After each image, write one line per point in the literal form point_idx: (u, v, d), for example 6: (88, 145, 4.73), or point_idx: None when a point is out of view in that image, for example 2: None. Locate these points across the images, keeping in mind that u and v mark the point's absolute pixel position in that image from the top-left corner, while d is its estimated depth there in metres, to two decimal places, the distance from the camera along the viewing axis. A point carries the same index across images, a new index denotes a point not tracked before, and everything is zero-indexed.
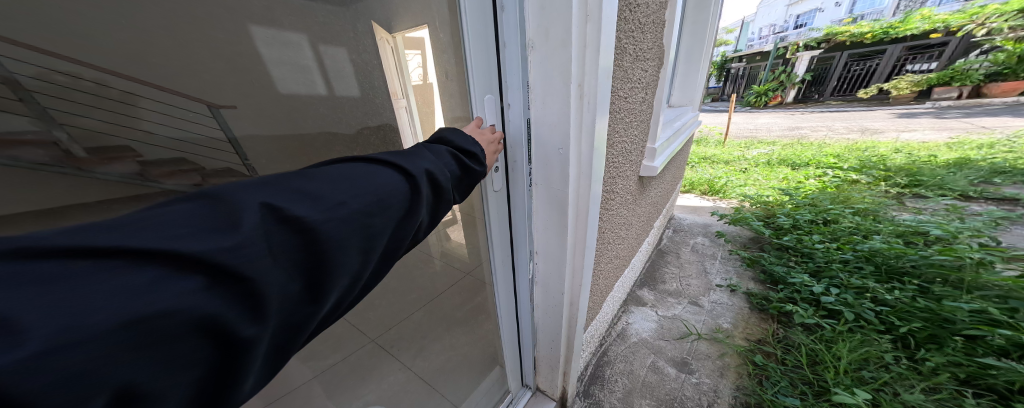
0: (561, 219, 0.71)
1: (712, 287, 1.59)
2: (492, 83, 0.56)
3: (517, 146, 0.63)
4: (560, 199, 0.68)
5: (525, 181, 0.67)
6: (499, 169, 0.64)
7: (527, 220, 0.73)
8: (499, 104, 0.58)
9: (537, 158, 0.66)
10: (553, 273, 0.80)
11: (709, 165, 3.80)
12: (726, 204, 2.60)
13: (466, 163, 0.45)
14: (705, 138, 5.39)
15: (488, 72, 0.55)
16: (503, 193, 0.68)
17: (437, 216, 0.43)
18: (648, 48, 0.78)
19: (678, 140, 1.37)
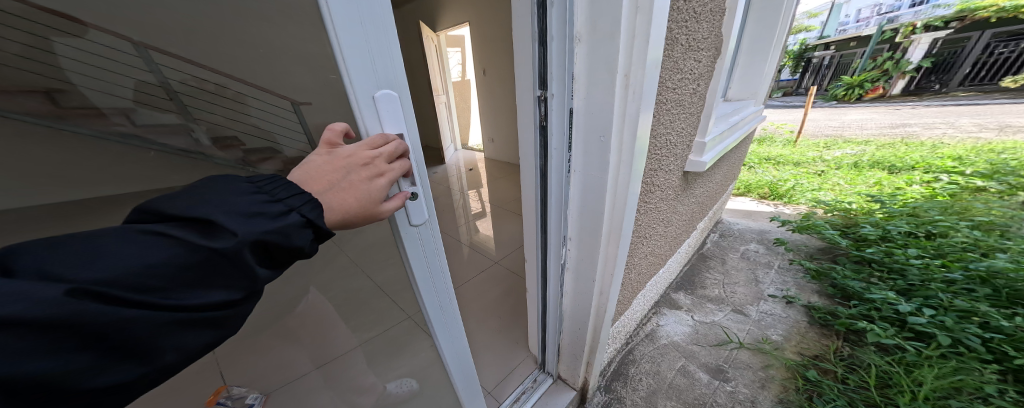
0: (596, 207, 0.70)
1: (762, 296, 1.42)
2: (537, 76, 0.59)
3: (557, 133, 0.64)
4: (597, 186, 0.67)
5: (564, 168, 0.68)
6: (538, 154, 0.68)
7: (561, 206, 0.74)
8: (542, 93, 0.61)
9: (577, 146, 0.66)
10: (586, 260, 0.79)
11: (774, 166, 3.36)
12: (791, 210, 2.28)
13: (186, 243, 0.25)
14: (773, 136, 4.77)
15: (531, 64, 0.59)
16: (540, 179, 0.71)
17: (135, 349, 0.24)
18: (702, 38, 0.72)
19: (733, 137, 1.24)
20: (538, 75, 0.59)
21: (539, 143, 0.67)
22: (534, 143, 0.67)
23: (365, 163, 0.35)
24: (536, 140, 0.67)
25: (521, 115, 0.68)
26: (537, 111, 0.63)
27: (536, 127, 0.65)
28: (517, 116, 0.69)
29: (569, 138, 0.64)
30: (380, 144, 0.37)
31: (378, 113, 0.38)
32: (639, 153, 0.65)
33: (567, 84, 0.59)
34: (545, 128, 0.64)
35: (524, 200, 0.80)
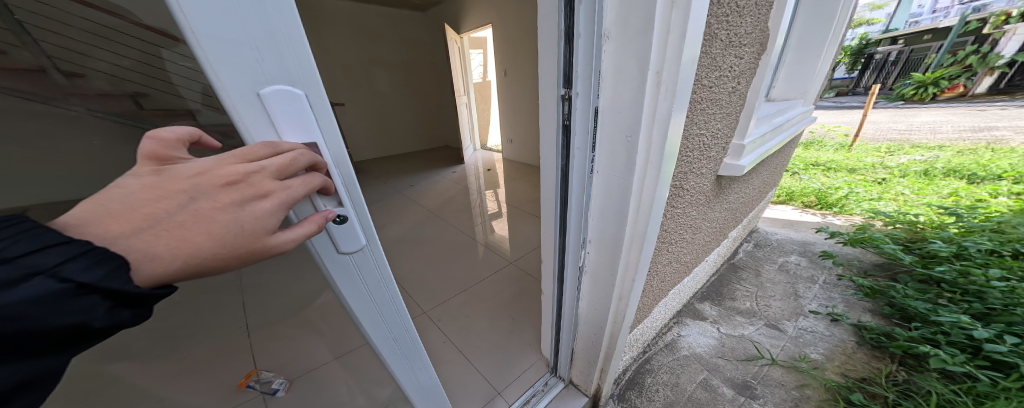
0: (619, 209, 0.68)
1: (802, 312, 1.31)
2: (561, 76, 0.60)
3: (579, 133, 0.64)
4: (621, 188, 0.65)
5: (586, 169, 0.67)
6: (559, 154, 0.68)
7: (581, 208, 0.73)
8: (566, 92, 0.61)
9: (601, 147, 0.64)
10: (606, 264, 0.77)
11: (823, 172, 3.08)
12: (842, 221, 2.07)
13: None
14: (823, 139, 4.37)
15: (557, 63, 0.59)
16: (560, 179, 0.72)
17: None
18: (745, 33, 0.66)
19: (776, 140, 1.14)
20: (563, 74, 0.59)
21: (561, 143, 0.67)
22: (557, 143, 0.67)
23: (226, 182, 0.33)
24: (558, 140, 0.67)
25: (544, 114, 0.69)
26: (560, 111, 0.63)
27: (558, 127, 0.65)
28: (541, 116, 0.70)
29: (592, 139, 0.63)
30: (253, 155, 0.35)
31: (268, 110, 0.36)
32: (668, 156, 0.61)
33: (593, 83, 0.58)
34: (567, 128, 0.64)
35: (544, 199, 0.81)
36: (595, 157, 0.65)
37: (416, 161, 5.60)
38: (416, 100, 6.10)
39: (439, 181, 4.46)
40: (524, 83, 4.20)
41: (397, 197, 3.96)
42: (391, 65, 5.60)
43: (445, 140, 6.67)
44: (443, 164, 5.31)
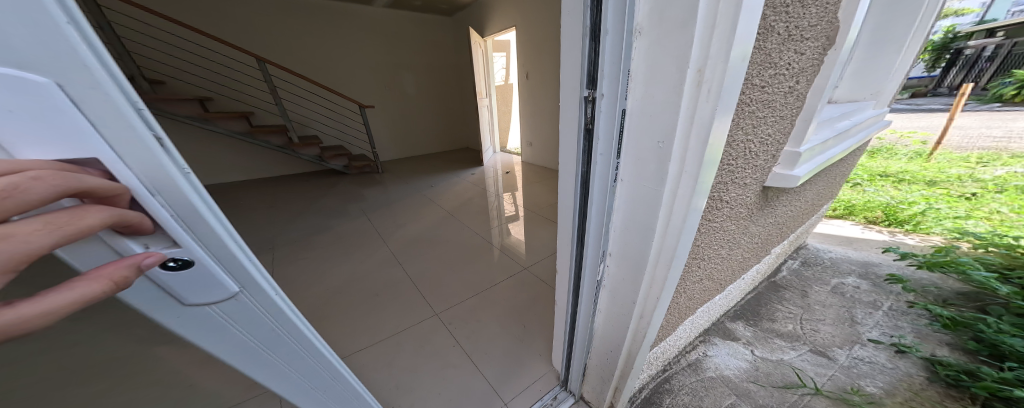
0: (645, 222, 0.64)
1: (857, 340, 1.16)
2: (586, 75, 0.57)
3: (604, 139, 0.61)
4: (648, 199, 0.61)
5: (609, 176, 0.64)
6: (580, 159, 0.66)
7: (602, 216, 0.70)
8: (589, 94, 0.58)
9: (627, 153, 0.60)
10: (632, 275, 0.73)
11: (894, 185, 2.77)
12: (916, 241, 1.84)
13: None
14: (891, 148, 3.91)
15: (580, 63, 0.57)
16: (580, 184, 0.70)
17: None
18: (809, 25, 0.58)
19: (839, 148, 1.02)
20: (588, 75, 0.57)
21: (584, 148, 0.65)
22: (577, 146, 0.65)
23: None
24: (579, 144, 0.65)
25: (565, 116, 0.67)
26: (582, 114, 0.61)
27: (579, 130, 0.63)
28: (561, 118, 0.69)
29: (617, 144, 0.60)
30: None
31: None
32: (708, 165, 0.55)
33: (621, 84, 0.54)
34: (589, 131, 0.62)
35: (564, 203, 0.80)
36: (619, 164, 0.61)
37: (441, 161, 5.75)
38: (442, 102, 6.25)
39: (462, 182, 4.54)
40: (548, 85, 4.14)
41: (421, 197, 4.07)
42: (419, 69, 5.77)
43: (470, 141, 6.78)
44: (467, 165, 5.40)
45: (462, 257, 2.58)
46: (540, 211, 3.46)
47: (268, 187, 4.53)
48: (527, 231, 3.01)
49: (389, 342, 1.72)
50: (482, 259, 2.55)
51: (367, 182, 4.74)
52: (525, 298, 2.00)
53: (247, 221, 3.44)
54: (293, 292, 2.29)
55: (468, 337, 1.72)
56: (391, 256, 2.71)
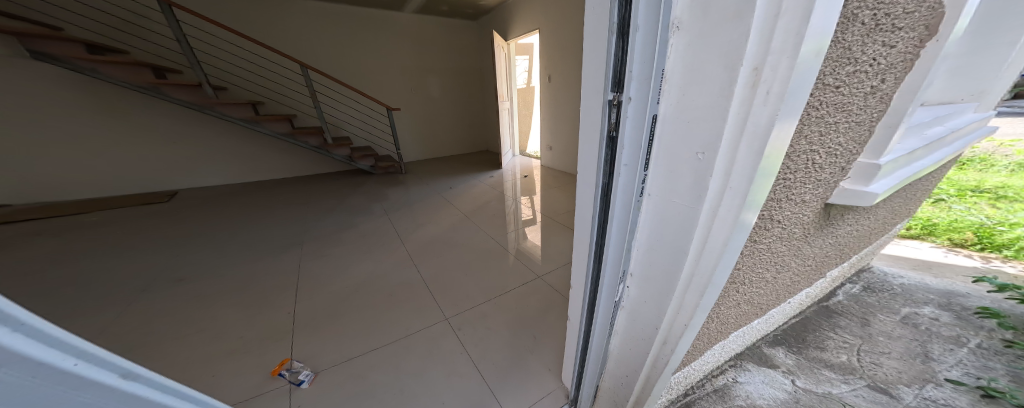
0: (673, 241, 0.60)
1: (929, 380, 1.00)
2: (611, 78, 0.54)
3: (627, 148, 0.58)
4: (680, 215, 0.56)
5: (635, 189, 0.61)
6: (603, 167, 0.64)
7: (624, 229, 0.69)
8: (614, 97, 0.55)
9: (656, 163, 0.55)
10: (650, 290, 0.73)
11: (995, 203, 2.45)
12: (1012, 268, 1.64)
13: None
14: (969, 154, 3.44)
15: (606, 64, 0.54)
16: (601, 195, 0.68)
17: None
18: (906, 12, 0.48)
19: (924, 162, 0.87)
20: (614, 78, 0.54)
21: (608, 156, 0.62)
22: (599, 153, 0.63)
23: None
24: (602, 151, 0.62)
25: (587, 122, 0.65)
26: (606, 119, 0.58)
27: (602, 137, 0.61)
28: (582, 123, 0.66)
29: (646, 153, 0.56)
30: None
31: None
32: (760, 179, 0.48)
33: (652, 87, 0.50)
34: (613, 138, 0.59)
35: (584, 211, 0.79)
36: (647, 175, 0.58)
37: (462, 163, 5.81)
38: (464, 105, 6.33)
39: (481, 184, 4.56)
40: (570, 88, 4.06)
41: (440, 198, 4.12)
42: (443, 72, 5.88)
43: (490, 143, 6.80)
44: (487, 167, 5.42)
45: (478, 262, 2.66)
46: (557, 217, 3.40)
47: (300, 185, 4.79)
48: (544, 237, 3.03)
49: (402, 344, 1.87)
50: (500, 265, 2.62)
51: (390, 182, 4.89)
52: (532, 309, 2.12)
53: (279, 217, 3.64)
54: (317, 287, 2.39)
55: (476, 344, 1.84)
56: (409, 257, 2.77)
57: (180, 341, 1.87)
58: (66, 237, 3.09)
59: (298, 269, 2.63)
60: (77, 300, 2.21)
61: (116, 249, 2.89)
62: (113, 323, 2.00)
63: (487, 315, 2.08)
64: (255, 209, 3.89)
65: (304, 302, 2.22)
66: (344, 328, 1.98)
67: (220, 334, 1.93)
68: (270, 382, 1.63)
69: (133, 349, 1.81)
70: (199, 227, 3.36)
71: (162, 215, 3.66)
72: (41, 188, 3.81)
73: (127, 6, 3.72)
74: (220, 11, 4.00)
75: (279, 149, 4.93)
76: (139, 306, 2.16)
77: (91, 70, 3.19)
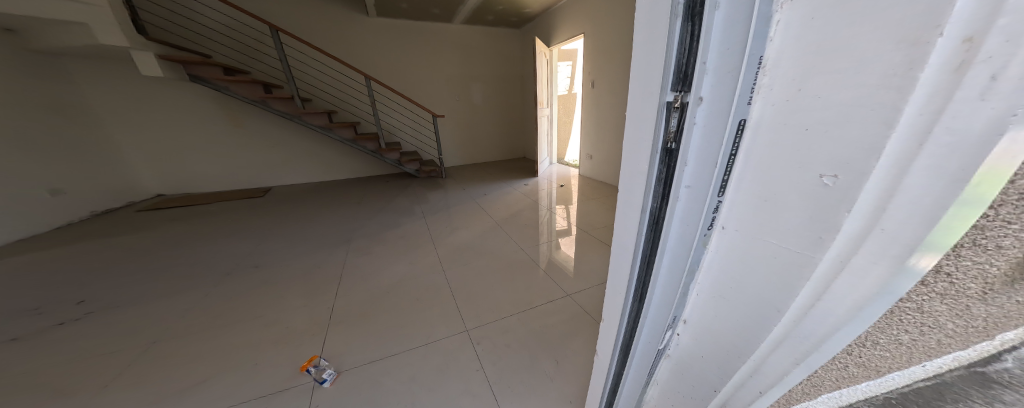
0: (756, 291, 0.45)
1: None
2: (672, 73, 0.42)
3: (692, 165, 0.45)
4: (770, 257, 0.41)
5: (703, 219, 0.47)
6: (654, 190, 0.50)
7: (681, 267, 0.54)
8: (675, 96, 0.43)
9: (742, 182, 0.41)
10: (710, 344, 0.58)
11: None
12: None
13: None
14: None
15: (665, 57, 0.42)
16: (649, 224, 0.54)
17: None
18: None
19: None
20: (677, 73, 0.42)
21: (664, 173, 0.48)
22: (650, 170, 0.50)
23: None
24: (654, 169, 0.49)
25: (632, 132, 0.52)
26: (662, 127, 0.45)
27: (655, 150, 0.48)
28: (626, 133, 0.53)
29: (721, 171, 0.42)
30: None
31: None
32: (939, 236, 0.26)
33: (740, 83, 0.37)
34: (671, 151, 0.46)
35: (623, 239, 0.65)
36: (723, 202, 0.44)
37: (498, 169, 5.80)
38: (504, 111, 6.35)
39: (515, 192, 4.47)
40: (615, 93, 3.84)
41: (474, 204, 4.12)
42: (486, 80, 5.97)
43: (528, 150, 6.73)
44: (524, 175, 5.33)
45: (506, 273, 2.55)
46: (593, 231, 3.17)
47: (349, 185, 5.13)
48: (578, 251, 2.83)
49: (419, 352, 1.82)
50: (530, 278, 2.48)
51: (431, 185, 5.02)
52: (557, 332, 1.94)
53: (331, 215, 3.90)
54: (355, 285, 2.46)
55: (495, 362, 1.73)
56: (438, 262, 2.76)
57: (238, 325, 2.03)
58: (173, 222, 3.63)
59: (342, 265, 2.75)
60: (168, 279, 2.53)
61: (203, 236, 3.29)
62: (193, 303, 2.24)
63: (510, 330, 1.96)
64: (310, 205, 4.23)
65: (342, 299, 2.29)
66: (369, 328, 2.00)
67: (270, 322, 2.06)
68: (297, 377, 1.68)
69: (204, 328, 2.00)
70: (265, 220, 3.72)
71: (235, 207, 4.13)
72: (168, 181, 4.57)
73: (249, 33, 4.35)
74: (299, 29, 4.51)
75: (337, 153, 5.33)
76: (215, 288, 2.41)
77: (225, 89, 3.86)
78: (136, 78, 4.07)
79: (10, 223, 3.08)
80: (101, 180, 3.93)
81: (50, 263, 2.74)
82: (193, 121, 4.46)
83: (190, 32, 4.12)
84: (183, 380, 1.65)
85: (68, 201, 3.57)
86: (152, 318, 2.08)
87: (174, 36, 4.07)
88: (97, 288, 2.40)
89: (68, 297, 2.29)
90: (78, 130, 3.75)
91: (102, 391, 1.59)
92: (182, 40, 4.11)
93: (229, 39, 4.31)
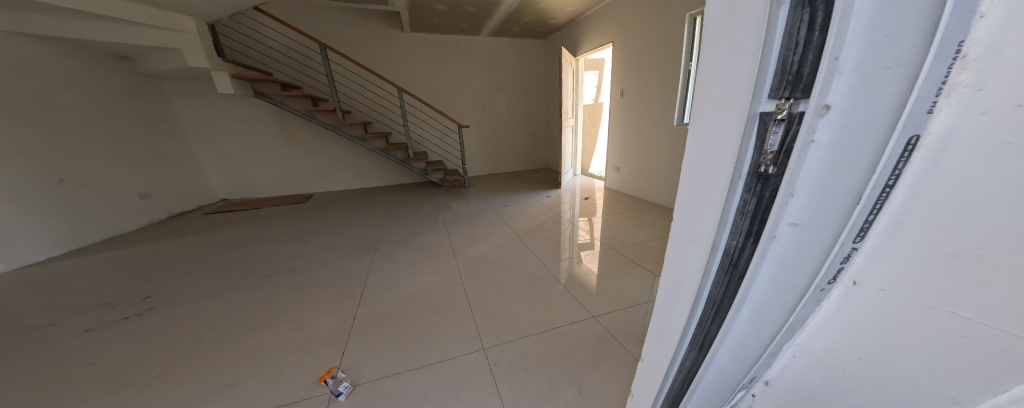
0: (923, 328, 0.38)
1: None
2: (771, 83, 0.40)
3: (818, 182, 0.40)
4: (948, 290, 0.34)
5: (839, 244, 0.42)
6: (749, 207, 0.47)
7: (776, 304, 0.50)
8: (779, 104, 0.40)
9: (907, 202, 0.35)
10: (823, 404, 0.51)
11: None
12: None
13: None
14: None
15: (767, 64, 0.40)
16: (740, 246, 0.50)
17: None
18: None
19: None
20: (776, 80, 0.40)
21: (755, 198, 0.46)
22: (730, 195, 0.48)
23: None
24: (738, 193, 0.47)
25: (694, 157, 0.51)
26: (754, 146, 0.44)
27: (740, 175, 0.46)
28: (690, 156, 0.52)
29: (864, 205, 0.38)
30: None
31: None
32: None
33: (901, 87, 0.32)
34: (766, 173, 0.43)
35: (675, 275, 0.62)
36: (861, 246, 0.40)
37: (521, 180, 5.73)
38: (527, 121, 6.32)
39: (538, 204, 4.37)
40: (647, 103, 3.69)
41: (496, 215, 4.05)
42: (511, 90, 6.00)
43: (551, 160, 6.63)
44: (547, 186, 5.21)
45: (529, 288, 2.44)
46: (621, 248, 2.98)
47: (377, 193, 5.27)
48: (605, 268, 2.67)
49: (432, 370, 1.73)
50: (550, 294, 2.37)
51: (455, 194, 5.04)
52: (578, 359, 1.77)
53: (359, 222, 3.98)
54: (380, 293, 2.45)
55: (512, 386, 1.61)
56: (459, 274, 2.70)
57: (270, 329, 2.05)
58: (227, 224, 3.87)
59: (367, 272, 2.75)
60: (212, 279, 2.65)
61: (244, 239, 3.45)
62: (234, 304, 2.31)
63: (527, 351, 1.83)
64: (338, 212, 4.35)
65: (365, 307, 2.27)
66: (391, 338, 1.96)
67: (299, 327, 2.07)
68: (316, 387, 1.64)
69: (241, 330, 2.04)
70: (298, 225, 3.86)
71: (274, 212, 4.34)
72: (233, 187, 4.90)
73: (305, 52, 4.67)
74: (341, 45, 4.77)
75: (369, 161, 5.52)
76: (257, 290, 2.50)
77: (281, 103, 4.16)
78: (207, 94, 4.46)
79: (108, 223, 3.43)
80: (178, 185, 4.29)
81: (116, 258, 2.96)
82: (243, 132, 4.73)
83: (255, 51, 4.47)
84: (217, 381, 1.67)
85: (155, 204, 3.93)
86: (198, 317, 2.17)
87: (242, 55, 4.41)
88: (159, 285, 2.56)
89: (133, 293, 2.45)
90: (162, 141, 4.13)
91: (148, 388, 1.63)
92: (248, 59, 4.45)
93: (287, 58, 4.63)
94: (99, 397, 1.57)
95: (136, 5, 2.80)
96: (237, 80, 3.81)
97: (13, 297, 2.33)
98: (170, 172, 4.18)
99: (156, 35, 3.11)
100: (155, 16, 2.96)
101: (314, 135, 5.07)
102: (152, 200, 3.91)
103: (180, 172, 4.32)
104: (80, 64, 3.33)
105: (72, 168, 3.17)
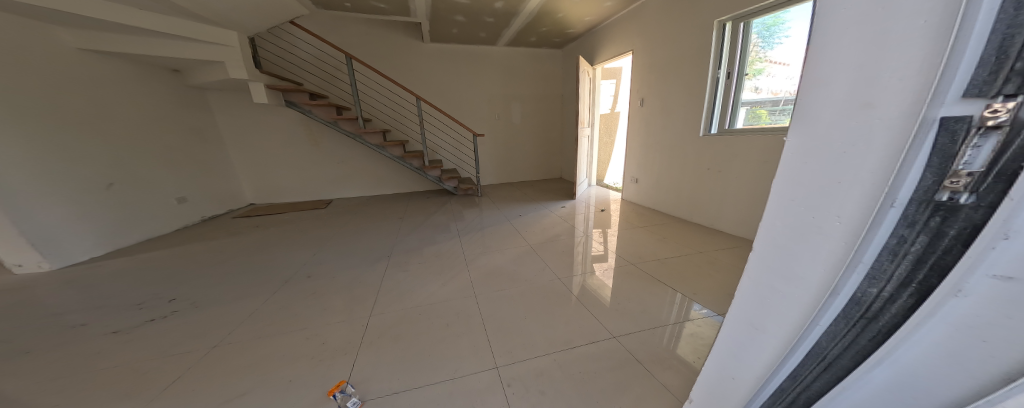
0: None
1: None
2: (970, 78, 0.36)
3: None
4: None
5: None
6: (926, 225, 0.43)
7: (950, 356, 0.43)
8: (988, 108, 0.35)
9: None
10: None
11: None
12: None
13: None
14: None
15: (962, 69, 0.37)
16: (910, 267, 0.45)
17: None
18: None
19: None
20: (982, 74, 0.35)
21: (927, 229, 0.43)
22: (877, 220, 0.46)
23: None
24: (894, 220, 0.45)
25: (791, 166, 0.54)
26: (929, 163, 0.41)
27: (899, 201, 0.44)
28: (809, 174, 0.52)
29: None
30: None
31: None
32: None
33: None
34: (954, 202, 0.40)
35: (772, 300, 0.62)
36: None
37: (535, 190, 5.64)
38: (542, 131, 6.27)
39: (552, 214, 4.27)
40: (670, 112, 3.57)
41: (509, 226, 3.95)
42: (527, 99, 5.98)
43: (563, 170, 6.52)
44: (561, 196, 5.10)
45: (542, 303, 2.33)
46: (642, 263, 2.82)
47: (392, 200, 5.28)
48: (627, 284, 2.52)
49: (447, 387, 1.63)
50: (568, 309, 2.25)
51: (467, 203, 5.00)
52: (602, 383, 1.63)
53: (376, 228, 3.99)
54: (393, 302, 2.38)
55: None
56: (471, 285, 2.61)
57: (285, 336, 2.01)
58: (253, 228, 3.94)
59: (380, 280, 2.71)
60: (237, 283, 2.65)
61: (265, 243, 3.48)
62: (251, 309, 2.29)
63: (545, 373, 1.70)
64: (354, 219, 4.36)
65: (376, 317, 2.21)
66: (405, 351, 1.88)
67: (313, 335, 2.02)
68: (325, 402, 1.54)
69: (260, 336, 2.01)
70: (315, 231, 3.87)
71: (295, 217, 4.38)
72: (262, 192, 5.04)
73: (331, 62, 4.77)
74: (366, 56, 4.88)
75: (385, 169, 5.56)
76: (275, 295, 2.48)
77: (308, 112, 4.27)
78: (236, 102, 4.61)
79: (150, 225, 3.54)
80: (213, 189, 4.41)
81: (149, 260, 3.02)
82: (267, 138, 4.85)
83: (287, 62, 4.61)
84: (233, 388, 1.62)
85: (191, 208, 4.05)
86: (219, 321, 2.15)
87: (275, 66, 4.57)
88: (185, 287, 2.58)
89: (162, 294, 2.48)
90: (201, 147, 4.26)
91: (168, 391, 1.60)
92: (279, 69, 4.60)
93: (316, 68, 4.76)
94: (118, 400, 1.54)
95: (188, 20, 2.97)
96: (270, 90, 3.92)
97: (54, 295, 2.39)
98: (207, 178, 4.32)
99: (197, 46, 3.24)
100: (202, 30, 3.11)
101: (333, 142, 5.17)
102: (188, 203, 4.02)
103: (216, 177, 4.46)
104: (139, 79, 3.55)
105: (121, 173, 3.29)
